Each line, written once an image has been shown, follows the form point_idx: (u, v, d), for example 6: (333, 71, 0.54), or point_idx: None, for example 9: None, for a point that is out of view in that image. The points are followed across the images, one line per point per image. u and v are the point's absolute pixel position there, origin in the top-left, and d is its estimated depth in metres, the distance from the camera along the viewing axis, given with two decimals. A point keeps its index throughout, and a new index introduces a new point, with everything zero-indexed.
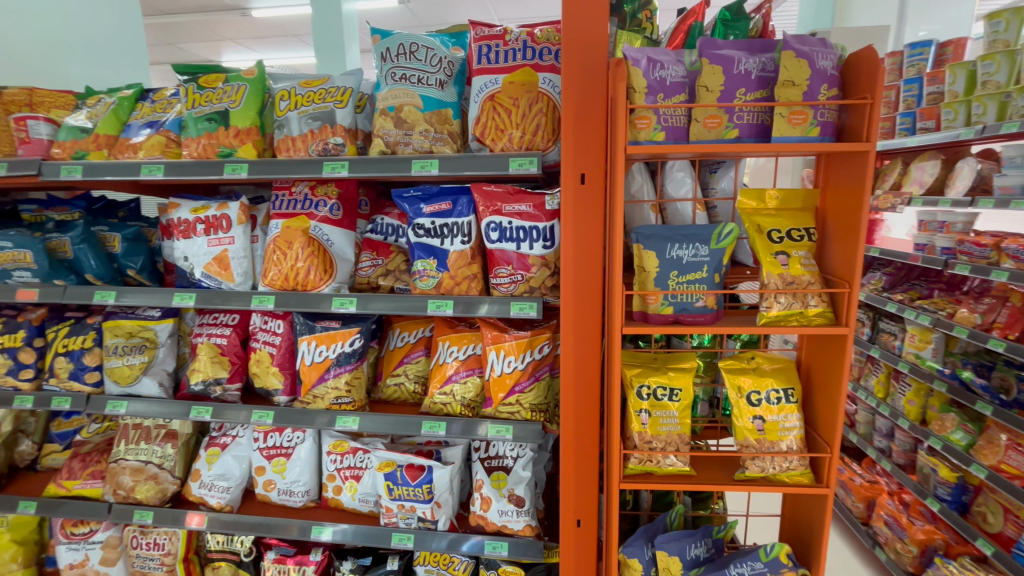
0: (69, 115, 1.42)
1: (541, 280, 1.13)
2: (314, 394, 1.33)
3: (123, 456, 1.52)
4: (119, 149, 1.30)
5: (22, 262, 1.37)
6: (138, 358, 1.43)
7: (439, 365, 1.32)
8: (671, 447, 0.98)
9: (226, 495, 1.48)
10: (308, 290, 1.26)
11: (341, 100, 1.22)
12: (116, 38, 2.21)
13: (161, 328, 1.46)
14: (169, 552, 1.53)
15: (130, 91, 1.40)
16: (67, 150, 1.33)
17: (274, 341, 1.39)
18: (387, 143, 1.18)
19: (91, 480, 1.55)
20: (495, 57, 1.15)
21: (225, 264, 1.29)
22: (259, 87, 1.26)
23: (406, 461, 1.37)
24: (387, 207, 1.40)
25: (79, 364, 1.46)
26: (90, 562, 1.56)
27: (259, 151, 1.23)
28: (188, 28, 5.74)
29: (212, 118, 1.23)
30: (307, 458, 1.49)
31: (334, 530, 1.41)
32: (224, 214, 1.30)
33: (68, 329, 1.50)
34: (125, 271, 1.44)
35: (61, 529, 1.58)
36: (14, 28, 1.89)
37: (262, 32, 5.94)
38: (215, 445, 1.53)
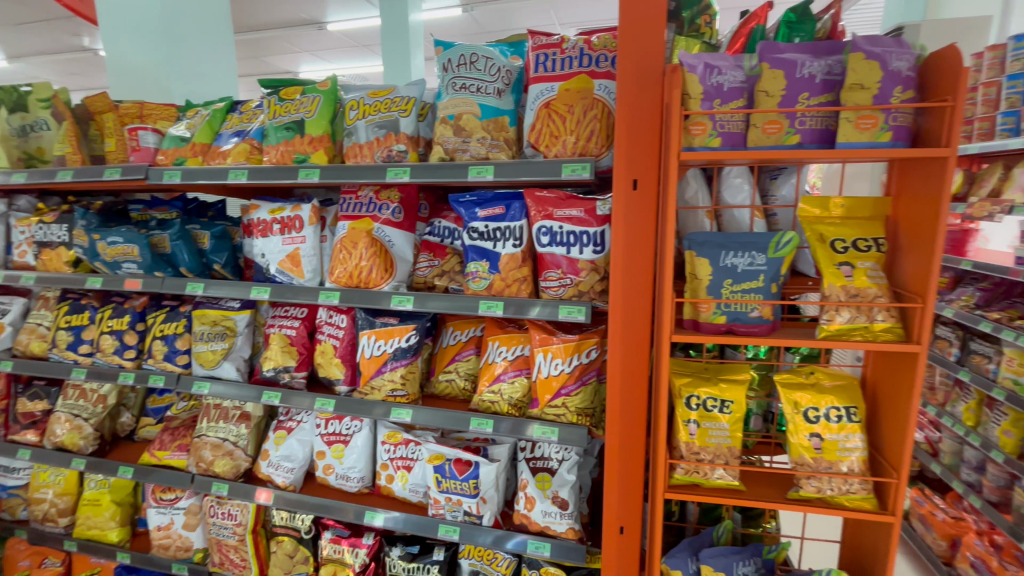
0: (170, 125, 1.59)
1: (590, 285, 1.14)
2: (371, 385, 1.41)
3: (204, 432, 1.69)
4: (211, 156, 1.45)
5: (130, 255, 1.55)
6: (220, 344, 1.58)
7: (489, 365, 1.36)
8: (720, 460, 0.95)
9: (290, 475, 1.60)
10: (370, 288, 1.34)
11: (405, 109, 1.29)
12: (212, 55, 2.46)
13: (240, 318, 1.61)
14: (240, 523, 1.66)
15: (222, 103, 1.54)
16: (169, 157, 1.49)
17: (337, 334, 1.49)
18: (446, 151, 1.24)
19: (177, 452, 1.74)
20: (551, 65, 1.17)
21: (297, 261, 1.40)
22: (332, 98, 1.35)
23: (454, 456, 1.42)
24: (444, 211, 1.47)
25: (172, 347, 1.63)
26: (174, 526, 1.75)
27: (330, 158, 1.33)
28: (271, 43, 6.23)
29: (290, 127, 1.34)
30: (363, 446, 1.59)
31: (385, 517, 1.48)
32: (298, 216, 1.41)
33: (164, 316, 1.68)
34: (212, 265, 1.60)
35: (152, 494, 1.78)
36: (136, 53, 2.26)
37: (335, 44, 6.32)
38: (282, 428, 1.66)
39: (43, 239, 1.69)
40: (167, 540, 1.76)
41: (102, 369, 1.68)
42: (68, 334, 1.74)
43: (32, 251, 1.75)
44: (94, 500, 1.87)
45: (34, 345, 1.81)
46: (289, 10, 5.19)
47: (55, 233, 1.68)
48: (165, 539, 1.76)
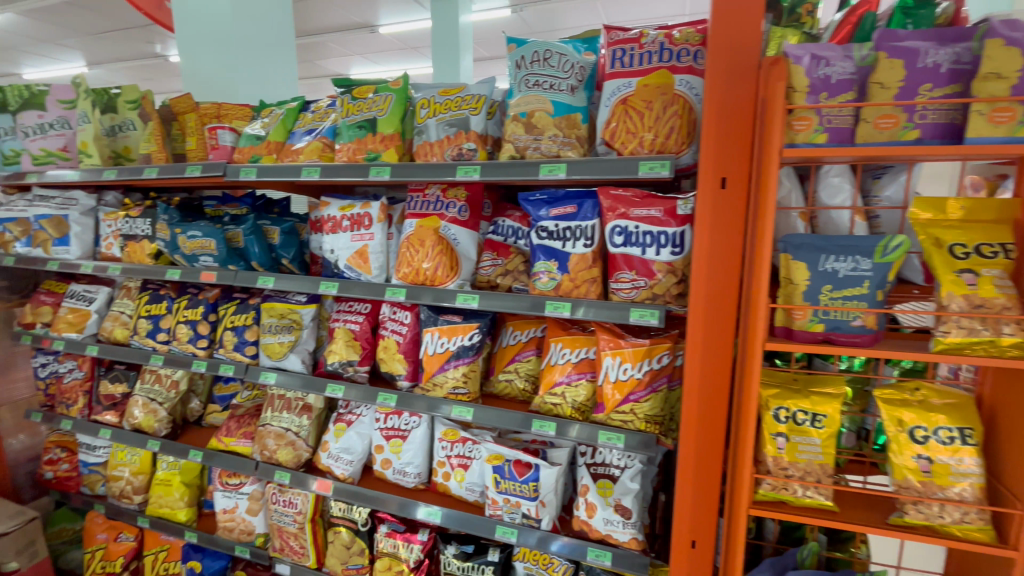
0: (246, 124, 1.65)
1: (666, 288, 1.10)
2: (434, 381, 1.42)
3: (269, 421, 1.75)
4: (285, 154, 1.49)
5: (208, 248, 1.62)
6: (287, 337, 1.62)
7: (552, 366, 1.33)
8: (810, 477, 0.90)
9: (349, 467, 1.63)
10: (435, 285, 1.35)
11: (475, 107, 1.29)
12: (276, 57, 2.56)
13: (306, 312, 1.66)
14: (300, 511, 1.71)
15: (295, 102, 1.58)
16: (245, 155, 1.55)
17: (401, 330, 1.50)
18: (517, 148, 1.23)
19: (243, 439, 1.80)
20: (629, 61, 1.14)
21: (365, 257, 1.42)
22: (403, 97, 1.36)
23: (514, 457, 1.40)
24: (508, 210, 1.46)
25: (242, 337, 1.69)
26: (238, 510, 1.82)
27: (400, 156, 1.34)
28: (325, 46, 6.45)
29: (362, 125, 1.37)
30: (420, 443, 1.60)
31: (427, 509, 1.50)
32: (367, 213, 1.44)
33: (235, 307, 1.75)
34: (281, 260, 1.65)
35: (219, 478, 1.86)
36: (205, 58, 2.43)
37: (386, 47, 6.47)
38: (342, 421, 1.70)
39: (129, 232, 1.80)
40: (231, 523, 1.83)
41: (177, 356, 1.77)
42: (148, 322, 1.84)
43: (118, 244, 1.87)
44: (165, 480, 1.97)
45: (117, 332, 1.92)
46: (344, 15, 5.35)
47: (139, 227, 1.78)
48: (230, 521, 1.83)
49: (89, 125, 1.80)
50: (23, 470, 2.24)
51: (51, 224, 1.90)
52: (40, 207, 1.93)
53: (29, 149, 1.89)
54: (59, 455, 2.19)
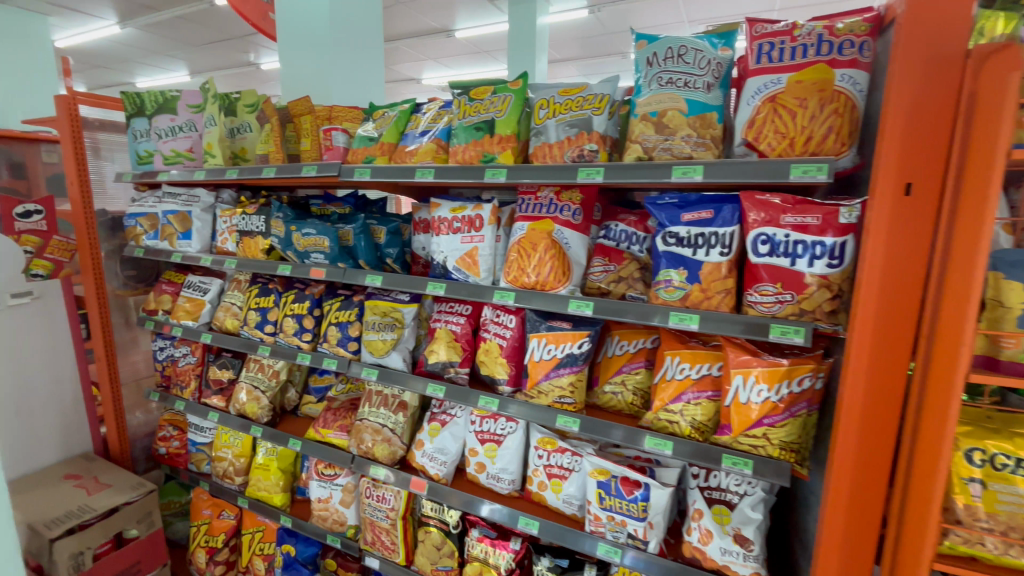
0: (357, 126, 1.69)
1: (817, 303, 1.00)
2: (539, 389, 1.38)
3: (366, 416, 1.78)
4: (398, 155, 1.51)
5: (320, 246, 1.67)
6: (390, 334, 1.65)
7: (668, 381, 1.26)
8: (1011, 532, 0.78)
9: (443, 468, 1.63)
10: (546, 290, 1.31)
11: (598, 107, 1.24)
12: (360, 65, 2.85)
13: (408, 311, 1.69)
14: (393, 507, 1.73)
15: (407, 104, 1.60)
16: (359, 156, 1.59)
17: (504, 334, 1.48)
18: (645, 149, 1.16)
19: (339, 431, 1.85)
20: (778, 55, 1.05)
21: (475, 259, 1.42)
22: (522, 98, 1.34)
23: (621, 474, 1.34)
24: (620, 213, 1.40)
25: (345, 333, 1.74)
26: (332, 500, 1.87)
27: (516, 158, 1.32)
28: (400, 52, 6.67)
29: (480, 127, 1.36)
30: (516, 449, 1.57)
31: (490, 506, 1.53)
32: (478, 215, 1.44)
33: (339, 304, 1.81)
34: (386, 259, 1.70)
35: (315, 467, 1.93)
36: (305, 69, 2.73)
37: (458, 51, 6.61)
38: (436, 421, 1.70)
39: (245, 229, 1.90)
40: (325, 512, 1.89)
41: (284, 348, 1.85)
42: (257, 314, 1.94)
43: (233, 239, 1.98)
44: (264, 465, 2.06)
45: (228, 322, 2.04)
46: (423, 20, 5.51)
47: (254, 223, 1.87)
48: (324, 510, 1.89)
49: (215, 127, 1.92)
50: (140, 444, 2.44)
51: (176, 220, 2.04)
52: (167, 203, 2.09)
53: (161, 150, 2.05)
54: (171, 433, 2.36)
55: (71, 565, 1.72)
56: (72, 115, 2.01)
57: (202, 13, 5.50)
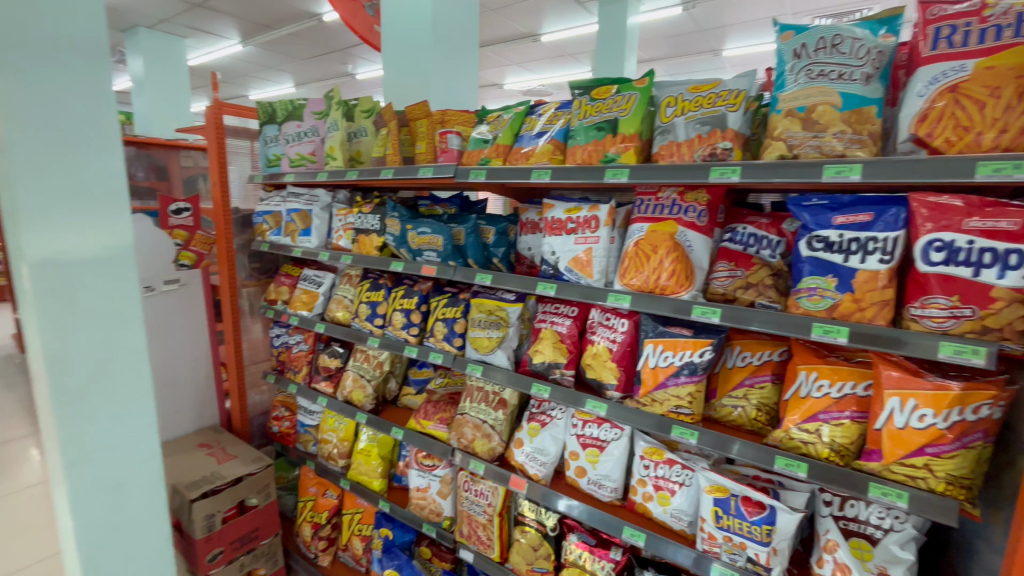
0: (470, 129, 1.74)
1: (1007, 320, 0.86)
2: (653, 397, 1.34)
3: (467, 410, 1.83)
4: (514, 157, 1.54)
5: (434, 244, 1.74)
6: (495, 332, 1.69)
7: (802, 398, 1.16)
8: None
9: (543, 468, 1.62)
10: (667, 295, 1.26)
11: (733, 104, 1.18)
12: (456, 70, 2.98)
13: (512, 311, 1.71)
14: (491, 503, 1.76)
15: (522, 106, 1.61)
16: (473, 158, 1.63)
17: (614, 338, 1.46)
18: (789, 147, 1.09)
19: (439, 424, 1.91)
20: (961, 40, 0.93)
21: (589, 261, 1.41)
22: (647, 97, 1.31)
23: (741, 493, 1.26)
24: (747, 216, 1.34)
25: (451, 329, 1.81)
26: (430, 490, 1.93)
27: (639, 158, 1.28)
28: (486, 57, 6.84)
29: (602, 127, 1.35)
30: (620, 457, 1.52)
31: (567, 502, 1.54)
32: (594, 216, 1.43)
33: (446, 301, 1.88)
34: (492, 258, 1.74)
35: (415, 457, 2.00)
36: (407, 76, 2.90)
37: (542, 55, 6.65)
38: (536, 421, 1.69)
39: (360, 227, 2.02)
40: (423, 501, 1.95)
41: (391, 340, 1.94)
42: (367, 306, 2.05)
43: (348, 237, 2.10)
44: (366, 451, 2.17)
45: (340, 313, 2.17)
46: (511, 25, 5.60)
47: (369, 222, 1.99)
48: (422, 499, 1.95)
49: (338, 132, 2.06)
50: (256, 422, 2.68)
51: (299, 218, 2.23)
52: (291, 203, 2.27)
53: (288, 153, 2.24)
54: (283, 413, 2.57)
55: (204, 525, 1.91)
56: (218, 123, 2.25)
57: (311, 30, 6.01)
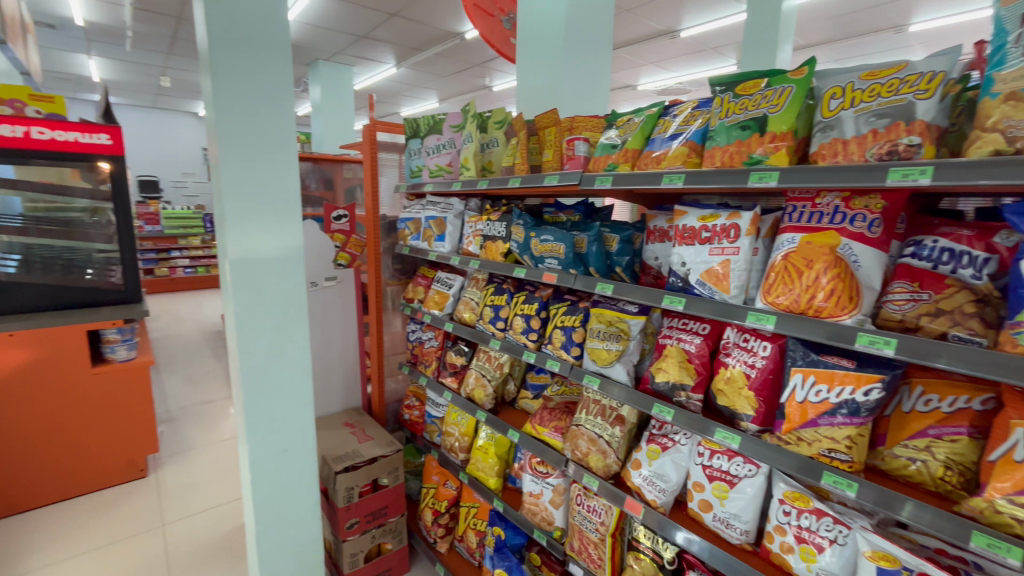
0: (599, 135, 1.70)
1: None
2: (799, 436, 1.16)
3: (582, 422, 1.79)
4: (643, 162, 1.46)
5: (556, 252, 1.75)
6: (615, 345, 1.62)
7: (1016, 462, 0.90)
8: None
9: (662, 495, 1.51)
10: (823, 318, 1.07)
11: (924, 90, 0.96)
12: (588, 76, 2.97)
13: (634, 323, 1.63)
14: (603, 522, 1.70)
15: (655, 108, 1.53)
16: (601, 164, 1.59)
17: (751, 362, 1.30)
18: (1008, 139, 0.85)
19: (554, 432, 1.89)
20: None
21: (725, 274, 1.27)
22: (805, 88, 1.14)
23: (917, 567, 1.03)
24: (938, 226, 1.09)
25: (570, 337, 1.79)
26: (542, 497, 1.93)
27: (791, 159, 1.12)
28: (620, 59, 6.68)
29: (746, 126, 1.20)
30: (753, 497, 1.35)
31: (686, 535, 1.41)
32: (733, 224, 1.29)
33: (566, 308, 1.88)
34: (615, 267, 1.68)
35: (529, 461, 2.02)
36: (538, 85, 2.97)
37: (681, 51, 6.29)
38: (656, 443, 1.58)
39: (488, 234, 2.10)
40: (536, 507, 1.95)
41: (511, 344, 1.98)
42: (491, 310, 2.13)
43: (478, 243, 2.20)
44: (484, 448, 2.24)
45: (467, 314, 2.28)
46: (649, 23, 5.38)
47: (496, 229, 2.05)
48: (535, 505, 1.95)
49: (472, 143, 2.17)
50: (391, 408, 2.95)
51: (435, 224, 2.39)
52: (429, 210, 2.46)
53: (428, 165, 2.42)
54: (413, 403, 2.79)
55: (345, 495, 2.15)
56: (372, 140, 2.54)
57: (455, 48, 6.49)
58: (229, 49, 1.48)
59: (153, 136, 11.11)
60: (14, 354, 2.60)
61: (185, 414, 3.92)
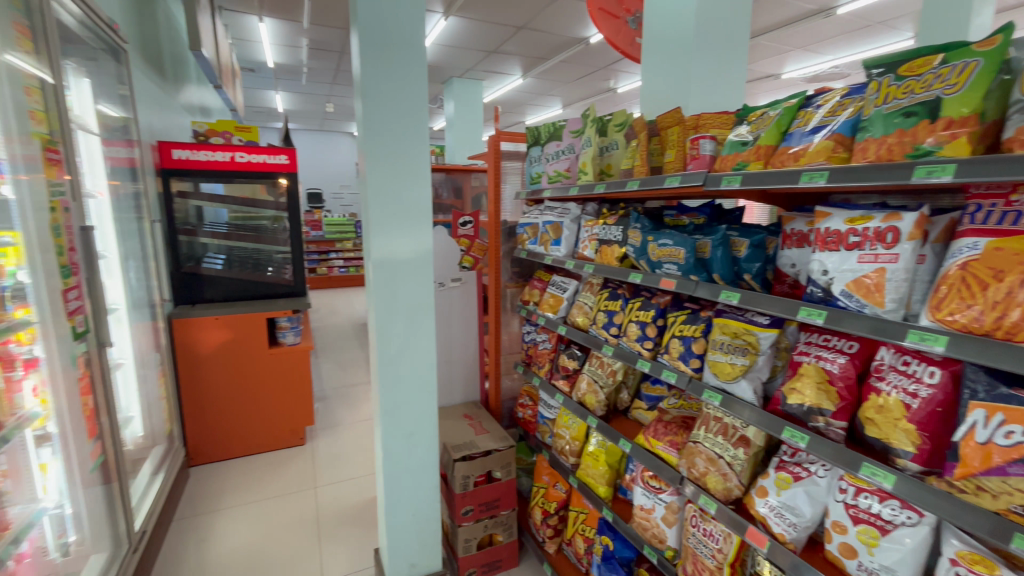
0: (728, 132, 1.59)
1: None
2: (978, 484, 0.94)
3: (701, 439, 1.67)
4: (777, 159, 1.33)
5: (675, 257, 1.67)
6: (740, 359, 1.50)
7: None
8: None
9: (792, 530, 1.34)
10: (1016, 342, 0.86)
11: None
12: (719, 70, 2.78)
13: (765, 336, 1.49)
14: (721, 550, 1.57)
15: (795, 99, 1.38)
16: (728, 163, 1.48)
17: (912, 391, 1.11)
18: None
19: (669, 446, 1.80)
20: None
21: (878, 285, 1.10)
22: (997, 61, 0.93)
23: None
24: None
25: (688, 348, 1.70)
26: (654, 513, 1.85)
27: (973, 149, 0.93)
28: (761, 47, 6.09)
29: (912, 112, 1.03)
30: (914, 551, 1.12)
31: None
32: (892, 227, 1.11)
33: (685, 317, 1.79)
34: (742, 275, 1.55)
35: (641, 474, 1.95)
36: (663, 84, 2.86)
37: (838, 30, 5.51)
38: (787, 472, 1.42)
39: (604, 238, 2.08)
40: (647, 522, 1.88)
41: (625, 351, 1.93)
42: (605, 315, 2.11)
43: (593, 247, 2.19)
44: (595, 454, 2.22)
45: (580, 318, 2.27)
46: (798, 3, 4.81)
47: (613, 233, 2.03)
48: (646, 520, 1.88)
49: (591, 148, 2.16)
50: (506, 405, 3.07)
51: (552, 229, 2.43)
52: (546, 215, 2.51)
53: (547, 171, 2.47)
54: (527, 402, 2.87)
55: (461, 483, 2.30)
56: (496, 150, 2.68)
57: (580, 54, 6.53)
58: (376, 78, 1.69)
59: (320, 155, 13.05)
60: (218, 334, 3.26)
61: (335, 394, 4.53)
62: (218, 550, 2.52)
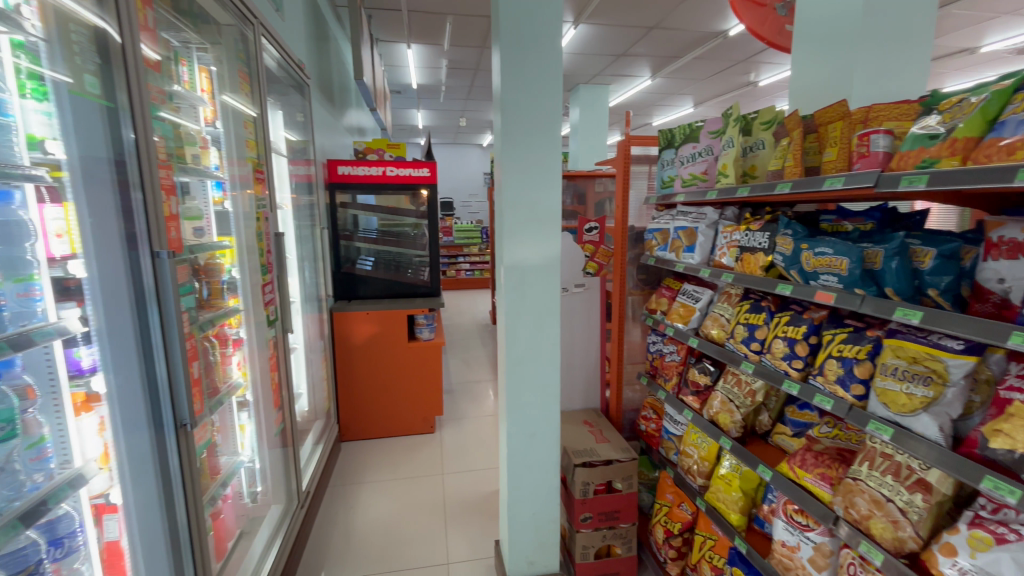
0: (909, 125, 1.37)
1: None
2: None
3: (862, 477, 1.46)
4: (981, 154, 1.11)
5: (836, 268, 1.49)
6: (921, 389, 1.28)
7: None
8: None
9: None
10: None
11: None
12: (893, 51, 2.41)
13: (955, 364, 1.24)
14: None
15: (1008, 80, 1.13)
16: (910, 160, 1.28)
17: None
18: None
19: (820, 480, 1.60)
20: None
21: None
22: None
23: None
24: None
25: (849, 372, 1.50)
26: (799, 553, 1.65)
27: None
28: (953, 17, 5.08)
29: None
30: None
31: None
32: None
33: (846, 336, 1.58)
34: (926, 290, 1.32)
35: (784, 507, 1.76)
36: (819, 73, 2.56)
37: None
38: (985, 531, 1.17)
39: (745, 245, 1.93)
40: (790, 562, 1.69)
41: (768, 370, 1.77)
42: (745, 328, 1.95)
43: (732, 255, 2.04)
44: (727, 478, 2.06)
45: (714, 331, 2.13)
46: None
47: (757, 240, 1.87)
48: (788, 559, 1.69)
49: (733, 148, 2.02)
50: (628, 416, 2.99)
51: (685, 235, 2.33)
52: (680, 221, 2.41)
53: (680, 175, 2.37)
54: (650, 415, 2.77)
55: (581, 488, 2.30)
56: (626, 155, 2.64)
57: (717, 48, 6.12)
58: (514, 93, 1.79)
59: (452, 167, 14.08)
60: (367, 328, 3.70)
61: (461, 389, 4.84)
62: (363, 518, 2.86)
